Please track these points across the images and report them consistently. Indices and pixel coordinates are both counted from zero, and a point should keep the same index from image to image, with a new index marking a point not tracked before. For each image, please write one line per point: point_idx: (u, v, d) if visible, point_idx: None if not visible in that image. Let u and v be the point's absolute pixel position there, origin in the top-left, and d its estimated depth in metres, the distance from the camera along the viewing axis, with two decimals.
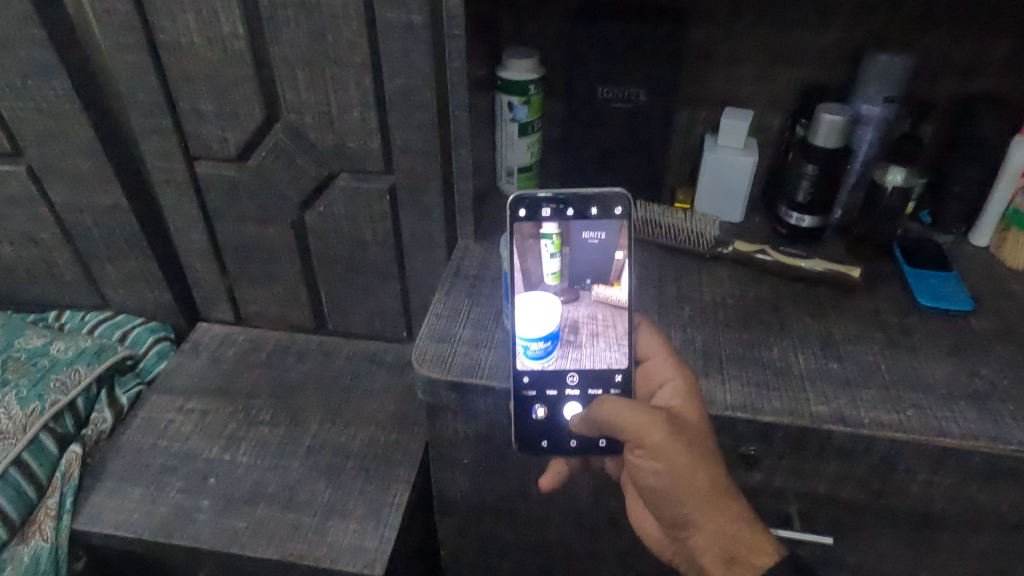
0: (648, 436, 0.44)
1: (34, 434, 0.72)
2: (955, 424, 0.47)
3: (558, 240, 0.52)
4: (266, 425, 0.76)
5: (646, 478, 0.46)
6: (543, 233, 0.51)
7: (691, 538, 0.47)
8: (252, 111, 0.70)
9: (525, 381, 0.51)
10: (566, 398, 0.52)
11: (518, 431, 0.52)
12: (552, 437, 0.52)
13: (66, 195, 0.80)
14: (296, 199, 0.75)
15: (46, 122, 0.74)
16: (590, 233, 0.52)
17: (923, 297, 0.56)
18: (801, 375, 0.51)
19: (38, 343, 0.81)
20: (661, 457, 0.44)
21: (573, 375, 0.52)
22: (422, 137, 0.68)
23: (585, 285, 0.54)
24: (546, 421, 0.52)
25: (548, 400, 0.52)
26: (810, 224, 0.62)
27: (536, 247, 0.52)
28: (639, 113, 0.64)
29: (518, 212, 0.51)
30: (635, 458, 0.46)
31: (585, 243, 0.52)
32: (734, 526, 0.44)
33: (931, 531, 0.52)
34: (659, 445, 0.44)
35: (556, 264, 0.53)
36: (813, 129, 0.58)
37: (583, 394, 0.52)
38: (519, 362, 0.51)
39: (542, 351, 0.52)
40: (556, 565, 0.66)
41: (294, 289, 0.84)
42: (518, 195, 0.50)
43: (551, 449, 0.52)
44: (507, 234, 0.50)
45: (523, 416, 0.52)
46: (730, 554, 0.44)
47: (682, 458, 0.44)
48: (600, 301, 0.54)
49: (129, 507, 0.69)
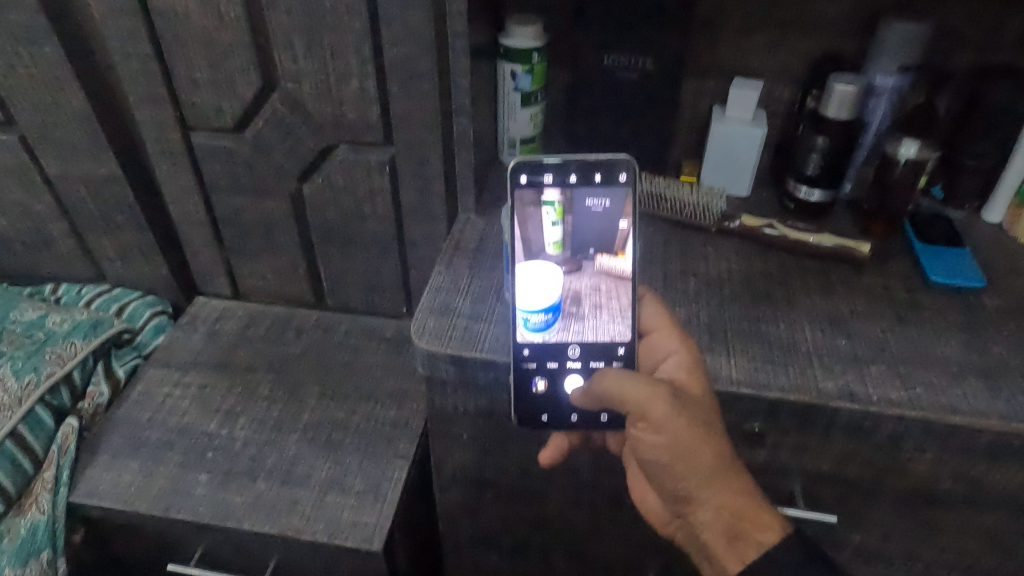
0: (650, 408, 0.43)
1: (31, 406, 0.71)
2: (965, 402, 0.46)
3: (560, 208, 0.50)
4: (265, 400, 0.75)
5: (648, 452, 0.45)
6: (545, 200, 0.50)
7: (694, 514, 0.46)
8: (248, 80, 0.68)
9: (526, 353, 0.50)
10: (567, 371, 0.51)
11: (518, 404, 0.51)
12: (553, 411, 0.51)
13: (60, 166, 0.78)
14: (294, 171, 0.74)
15: (38, 90, 0.72)
16: (593, 200, 0.50)
17: (934, 274, 0.55)
18: (808, 351, 0.50)
19: (33, 316, 0.80)
20: (664, 429, 0.43)
21: (575, 347, 0.51)
22: (422, 107, 0.66)
23: (588, 255, 0.52)
24: (547, 394, 0.51)
25: (549, 373, 0.51)
26: (818, 198, 0.61)
27: (537, 215, 0.50)
28: (645, 83, 0.63)
29: (519, 178, 0.49)
30: (637, 430, 0.45)
31: (588, 210, 0.50)
32: (739, 501, 0.44)
33: (937, 510, 0.51)
34: (662, 416, 0.43)
35: (558, 233, 0.51)
36: (825, 100, 0.57)
37: (584, 367, 0.51)
38: (520, 335, 0.50)
39: (542, 323, 0.51)
40: (555, 541, 0.65)
41: (292, 263, 0.83)
42: (520, 160, 0.49)
43: (551, 424, 0.51)
44: (508, 201, 0.49)
45: (523, 389, 0.51)
46: (735, 530, 0.44)
47: (685, 430, 0.43)
48: (604, 271, 0.52)
49: (126, 481, 0.68)
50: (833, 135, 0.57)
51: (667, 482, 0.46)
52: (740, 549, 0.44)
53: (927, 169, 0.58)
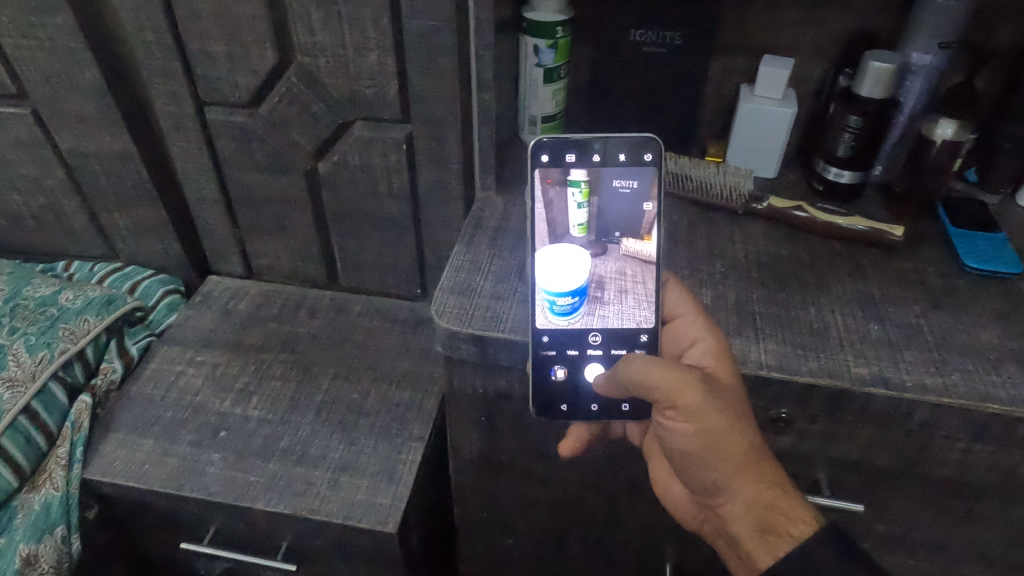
0: (679, 395, 0.43)
1: (44, 382, 0.70)
2: (1003, 390, 0.45)
3: (586, 188, 0.49)
4: (278, 379, 0.75)
5: (676, 440, 0.44)
6: (572, 180, 0.49)
7: (724, 506, 0.45)
8: (264, 54, 0.67)
9: (545, 340, 0.49)
10: (587, 359, 0.50)
11: (537, 392, 0.50)
12: (572, 400, 0.50)
13: (73, 141, 0.77)
14: (310, 148, 0.72)
15: (51, 62, 0.71)
16: (621, 182, 0.49)
17: (968, 258, 0.54)
18: (839, 336, 0.49)
19: (47, 292, 0.79)
20: (694, 418, 0.42)
21: (596, 335, 0.50)
22: (442, 82, 0.64)
23: (613, 238, 0.51)
24: (566, 383, 0.50)
25: (568, 361, 0.50)
26: (849, 179, 0.59)
27: (563, 196, 0.50)
28: (672, 59, 0.61)
29: (540, 157, 0.48)
30: (666, 418, 0.44)
31: (616, 192, 0.49)
32: (770, 492, 0.43)
33: (967, 501, 0.50)
34: (692, 404, 0.42)
35: (583, 215, 0.50)
36: (860, 79, 0.55)
37: (605, 355, 0.50)
38: (540, 321, 0.49)
39: (569, 307, 0.50)
40: (570, 526, 0.64)
41: (306, 243, 0.82)
42: (541, 139, 0.48)
43: (569, 414, 0.50)
44: (529, 179, 0.48)
45: (542, 376, 0.50)
46: (766, 522, 0.43)
47: (716, 418, 0.42)
48: (629, 255, 0.51)
49: (140, 458, 0.67)
50: (866, 114, 0.55)
51: (696, 474, 0.45)
52: (772, 543, 0.43)
53: (962, 151, 0.56)
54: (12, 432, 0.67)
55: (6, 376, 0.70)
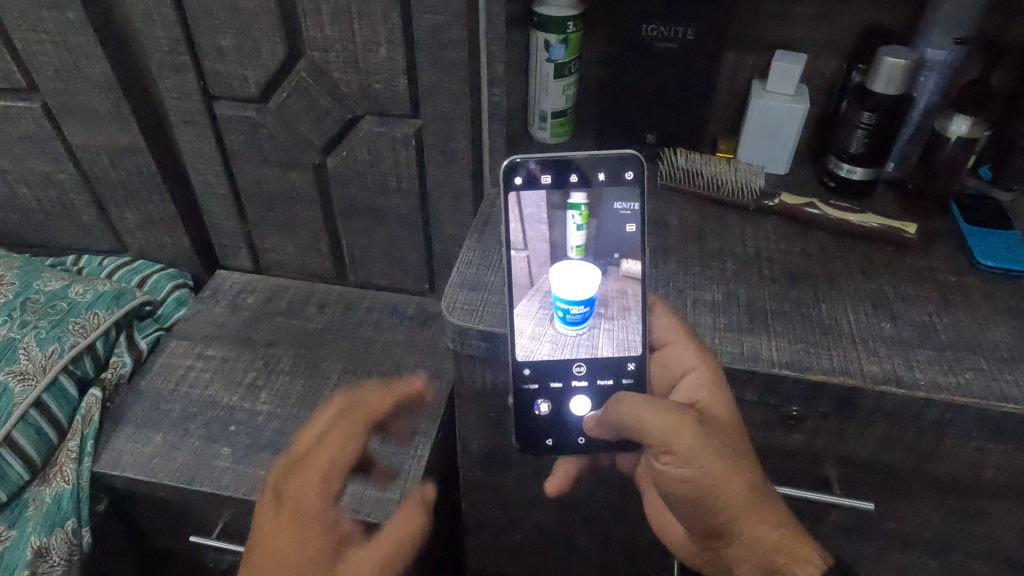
0: (677, 440, 0.42)
1: (55, 376, 0.70)
2: (1017, 388, 0.44)
3: (586, 211, 0.49)
4: (287, 374, 0.75)
5: (672, 484, 0.44)
6: (571, 204, 0.49)
7: (727, 546, 0.45)
8: (274, 48, 0.66)
9: (527, 373, 0.50)
10: (572, 391, 0.51)
11: (520, 428, 0.51)
12: (558, 435, 0.50)
13: (82, 135, 0.77)
14: (319, 143, 0.72)
15: (61, 56, 0.71)
16: (622, 204, 0.49)
17: (982, 256, 0.53)
18: (851, 333, 0.49)
19: (56, 286, 0.79)
20: (691, 463, 0.42)
21: (580, 365, 0.50)
22: (452, 77, 0.64)
23: (612, 259, 0.50)
24: (550, 417, 0.51)
25: (553, 394, 0.50)
26: (861, 175, 0.59)
27: (562, 219, 0.49)
28: (684, 54, 0.61)
29: (514, 180, 0.48)
30: (660, 463, 0.44)
31: (616, 215, 0.49)
32: (774, 534, 0.43)
33: (980, 500, 0.50)
34: (688, 449, 0.42)
35: (581, 237, 0.49)
36: (873, 75, 0.54)
37: (591, 386, 0.51)
38: (519, 352, 0.50)
39: (580, 317, 0.50)
40: (580, 523, 0.64)
41: (315, 237, 0.83)
42: (515, 160, 0.47)
43: (555, 448, 0.51)
44: (502, 199, 0.47)
45: (526, 411, 0.51)
46: (770, 565, 0.44)
47: (714, 462, 0.42)
48: (630, 275, 0.49)
49: (150, 452, 0.68)
50: (879, 111, 0.55)
51: (697, 515, 0.45)
52: None
53: (977, 149, 0.56)
54: (23, 426, 0.67)
55: (17, 369, 0.70)
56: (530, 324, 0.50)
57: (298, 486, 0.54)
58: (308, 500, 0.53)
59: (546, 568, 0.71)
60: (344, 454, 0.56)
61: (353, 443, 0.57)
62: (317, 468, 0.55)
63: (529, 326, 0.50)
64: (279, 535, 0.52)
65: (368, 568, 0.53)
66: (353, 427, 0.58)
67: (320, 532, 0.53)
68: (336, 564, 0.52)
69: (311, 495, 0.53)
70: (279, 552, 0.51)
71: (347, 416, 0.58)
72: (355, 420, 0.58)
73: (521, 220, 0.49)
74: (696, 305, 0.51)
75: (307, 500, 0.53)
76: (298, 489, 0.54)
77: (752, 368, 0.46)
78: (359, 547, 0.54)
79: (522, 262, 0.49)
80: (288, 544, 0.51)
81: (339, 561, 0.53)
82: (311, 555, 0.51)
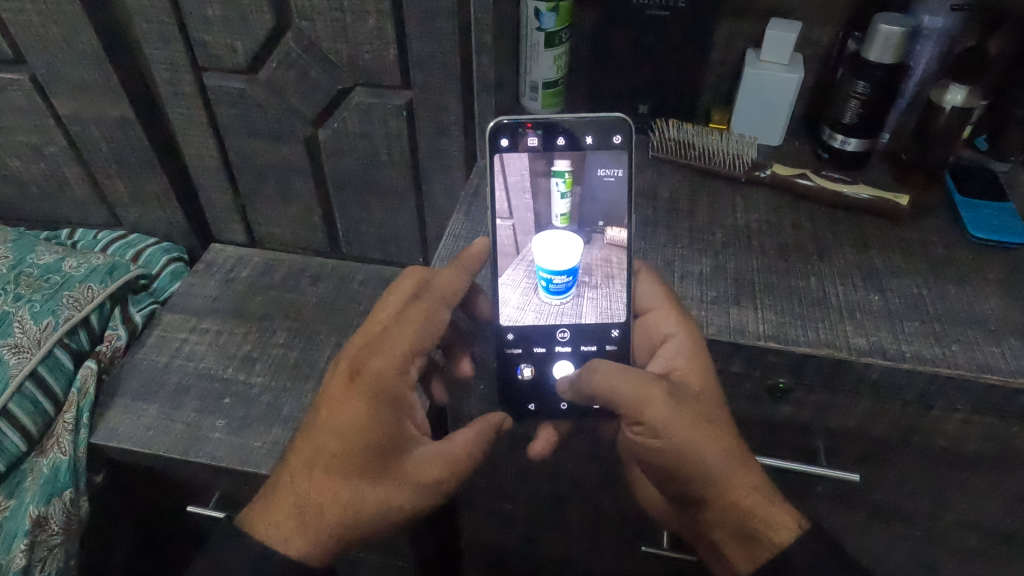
0: (647, 411, 0.43)
1: (49, 348, 0.70)
2: (1002, 361, 0.44)
3: (569, 178, 0.48)
4: (281, 347, 0.75)
5: (646, 454, 0.44)
6: (555, 171, 0.48)
7: (703, 514, 0.45)
8: (261, 18, 0.65)
9: (511, 338, 0.50)
10: (555, 356, 0.50)
11: (504, 392, 0.51)
12: (539, 399, 0.51)
13: (73, 107, 0.77)
14: (309, 114, 0.72)
15: (47, 26, 0.69)
16: (605, 170, 0.48)
17: (974, 229, 0.53)
18: (839, 307, 0.48)
19: (50, 260, 0.79)
20: (662, 435, 0.43)
21: (564, 331, 0.50)
22: (443, 47, 0.63)
23: (597, 228, 0.50)
24: (533, 380, 0.50)
25: (536, 358, 0.50)
26: (855, 146, 0.58)
27: (547, 187, 0.49)
28: (677, 23, 0.59)
29: (499, 142, 0.47)
30: (634, 433, 0.44)
31: (600, 181, 0.48)
32: (750, 499, 0.43)
33: (963, 471, 0.50)
34: (659, 421, 0.42)
35: (565, 206, 0.49)
36: (869, 42, 0.53)
37: (574, 351, 0.50)
38: (504, 318, 0.50)
39: (563, 286, 0.50)
40: (570, 495, 0.65)
41: (308, 210, 0.83)
42: (501, 122, 0.47)
43: (538, 413, 0.51)
44: (489, 162, 0.46)
45: (509, 376, 0.50)
46: (746, 529, 0.43)
47: (685, 433, 0.42)
48: (614, 244, 0.49)
49: (146, 423, 0.68)
50: (872, 79, 0.54)
51: (671, 484, 0.45)
52: (752, 549, 0.44)
53: (972, 118, 0.55)
54: (20, 397, 0.67)
55: (11, 342, 0.70)
56: (516, 293, 0.50)
57: (376, 365, 0.44)
58: (387, 385, 0.44)
59: (538, 537, 0.72)
60: (428, 342, 0.46)
61: (440, 331, 0.47)
62: (398, 351, 0.45)
63: (514, 295, 0.50)
64: (348, 417, 0.43)
65: (431, 476, 0.45)
66: (442, 311, 0.47)
67: (394, 421, 0.44)
68: (409, 457, 0.45)
69: (390, 382, 0.44)
70: (350, 433, 0.43)
71: (436, 296, 0.47)
72: (445, 308, 0.47)
73: (506, 188, 0.48)
74: (683, 277, 0.51)
75: (385, 389, 0.44)
76: (375, 371, 0.44)
77: (736, 340, 0.46)
78: (425, 451, 0.46)
79: (507, 231, 0.49)
80: (360, 429, 0.43)
81: (407, 456, 0.45)
82: (384, 443, 0.44)
